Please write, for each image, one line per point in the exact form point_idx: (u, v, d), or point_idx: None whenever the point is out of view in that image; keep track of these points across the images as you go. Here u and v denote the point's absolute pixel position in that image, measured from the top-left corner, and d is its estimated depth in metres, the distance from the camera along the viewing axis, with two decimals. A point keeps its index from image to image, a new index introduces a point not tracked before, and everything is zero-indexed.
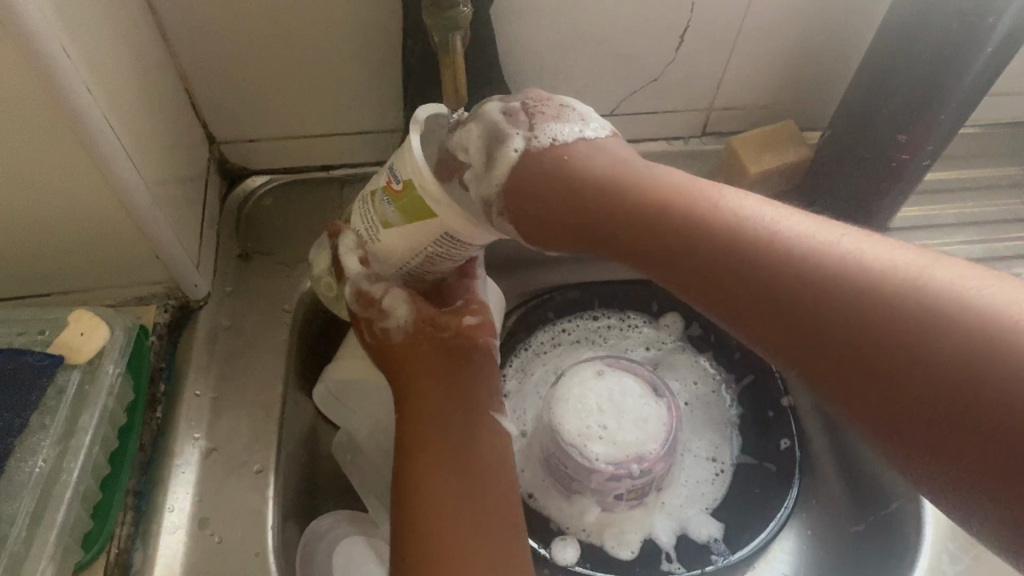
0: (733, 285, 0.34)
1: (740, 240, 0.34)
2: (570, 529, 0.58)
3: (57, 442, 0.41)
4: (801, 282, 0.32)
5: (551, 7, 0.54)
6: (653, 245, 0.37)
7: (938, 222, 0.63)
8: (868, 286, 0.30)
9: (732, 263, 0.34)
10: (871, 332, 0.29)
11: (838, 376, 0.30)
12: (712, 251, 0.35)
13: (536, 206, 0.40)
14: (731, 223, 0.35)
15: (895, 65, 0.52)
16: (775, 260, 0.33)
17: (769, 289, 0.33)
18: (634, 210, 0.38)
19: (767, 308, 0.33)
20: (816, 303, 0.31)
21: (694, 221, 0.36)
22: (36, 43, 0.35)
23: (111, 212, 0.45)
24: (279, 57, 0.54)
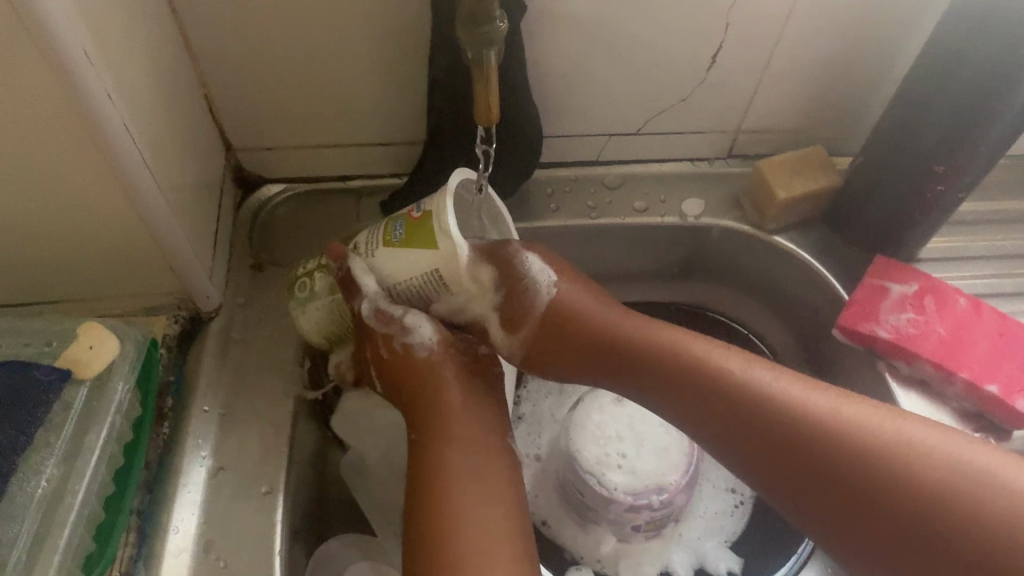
0: (777, 445, 0.42)
1: (778, 409, 0.42)
2: (585, 559, 0.56)
3: (62, 462, 0.40)
4: (810, 434, 0.41)
5: (582, 22, 0.53)
6: (731, 417, 0.44)
7: (968, 254, 0.62)
8: (861, 433, 0.40)
9: (779, 432, 0.42)
10: (871, 470, 0.39)
11: (805, 482, 0.41)
12: (732, 405, 0.44)
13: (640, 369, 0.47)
14: (736, 387, 0.44)
15: (933, 97, 0.51)
16: (809, 428, 0.41)
17: (781, 438, 0.42)
18: (690, 365, 0.45)
19: (809, 473, 0.41)
20: (815, 455, 0.41)
21: (746, 392, 0.43)
22: (56, 46, 0.34)
23: (126, 220, 0.44)
24: (302, 66, 0.52)
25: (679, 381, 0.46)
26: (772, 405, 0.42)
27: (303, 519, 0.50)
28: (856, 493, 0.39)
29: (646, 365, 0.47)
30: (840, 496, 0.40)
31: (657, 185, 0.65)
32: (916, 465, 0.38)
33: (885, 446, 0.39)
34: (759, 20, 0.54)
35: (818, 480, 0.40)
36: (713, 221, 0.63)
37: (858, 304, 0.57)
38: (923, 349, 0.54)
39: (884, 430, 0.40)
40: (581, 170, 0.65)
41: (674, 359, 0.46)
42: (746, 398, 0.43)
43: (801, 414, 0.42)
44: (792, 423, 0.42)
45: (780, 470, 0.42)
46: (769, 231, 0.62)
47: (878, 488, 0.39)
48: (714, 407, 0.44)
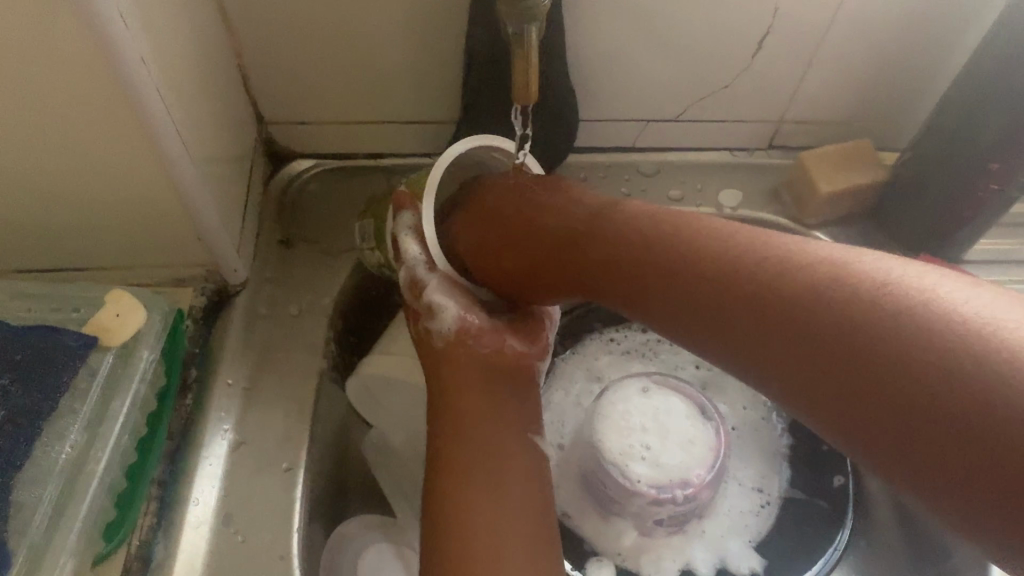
0: (762, 297, 0.32)
1: (697, 246, 0.36)
2: (606, 552, 0.55)
3: (86, 428, 0.40)
4: (742, 270, 0.33)
5: (627, 2, 0.51)
6: (694, 286, 0.35)
7: (1017, 257, 0.59)
8: (868, 289, 0.29)
9: (739, 274, 0.33)
10: (811, 336, 0.29)
11: (782, 324, 0.31)
12: (706, 279, 0.35)
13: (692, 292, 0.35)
14: (754, 244, 0.34)
15: (995, 89, 0.48)
16: (726, 258, 0.34)
17: (690, 280, 0.35)
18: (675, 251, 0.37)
19: (795, 357, 0.30)
20: (776, 296, 0.31)
21: (741, 248, 0.34)
22: (96, 12, 0.33)
23: (158, 190, 0.43)
24: (338, 40, 0.51)
25: (682, 286, 0.36)
26: (703, 242, 0.36)
27: (322, 498, 0.50)
28: (844, 348, 0.28)
29: (605, 253, 0.40)
30: (805, 361, 0.29)
31: (693, 173, 0.63)
32: (887, 319, 0.28)
33: (857, 283, 0.29)
34: (811, 3, 0.51)
35: (815, 349, 0.29)
36: (750, 212, 0.61)
37: None
38: None
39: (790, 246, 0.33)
40: (616, 155, 0.63)
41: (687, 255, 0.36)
42: (743, 270, 0.33)
43: (756, 265, 0.33)
44: (746, 270, 0.33)
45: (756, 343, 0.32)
46: (807, 225, 0.60)
47: (820, 329, 0.29)
48: (658, 287, 0.37)
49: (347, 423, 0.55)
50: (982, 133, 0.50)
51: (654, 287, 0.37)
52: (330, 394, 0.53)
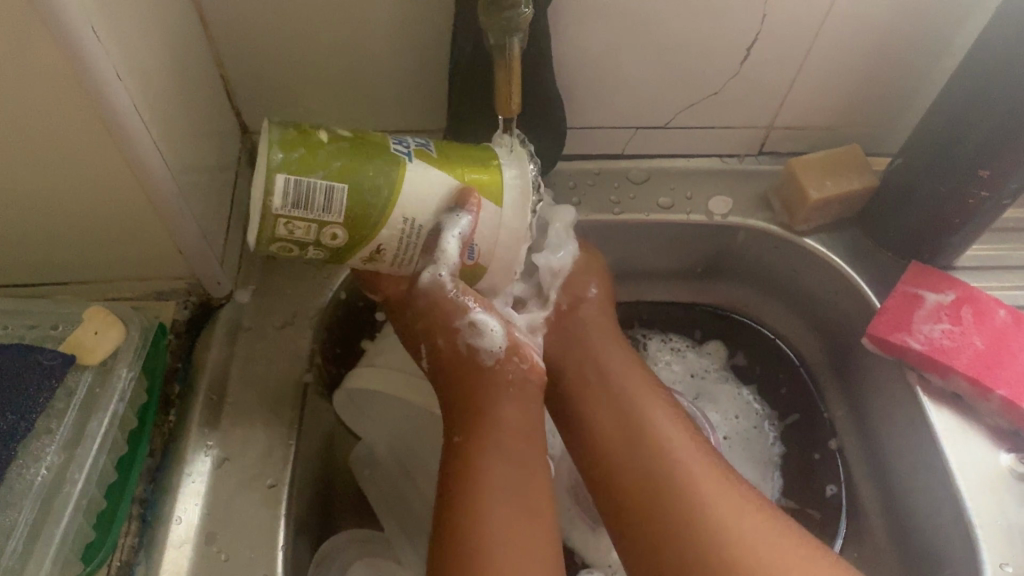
0: (686, 495, 0.46)
1: (667, 452, 0.48)
2: (596, 564, 0.55)
3: (63, 448, 0.39)
4: (687, 483, 0.46)
5: (611, 9, 0.50)
6: (645, 490, 0.47)
7: (1008, 262, 0.59)
8: (765, 562, 0.43)
9: (680, 505, 0.45)
10: (704, 561, 0.43)
11: (690, 559, 0.43)
12: (651, 485, 0.47)
13: (659, 521, 0.45)
14: (699, 510, 0.45)
15: (984, 95, 0.47)
16: (671, 475, 0.47)
17: (640, 486, 0.47)
18: (668, 476, 0.47)
19: (679, 549, 0.44)
20: (695, 516, 0.45)
21: (685, 493, 0.46)
22: (65, 25, 0.33)
23: (135, 204, 0.43)
24: (320, 50, 0.51)
25: (641, 497, 0.47)
26: (670, 458, 0.47)
27: (308, 513, 0.49)
28: (728, 565, 0.43)
29: (635, 487, 0.47)
30: (681, 562, 0.44)
31: (683, 180, 0.63)
32: (756, 574, 0.42)
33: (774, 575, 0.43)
34: (797, 10, 0.51)
35: (691, 563, 0.43)
36: (740, 219, 0.61)
37: (890, 313, 0.54)
38: (959, 363, 0.51)
39: (740, 529, 0.44)
40: (606, 163, 0.62)
41: (672, 487, 0.46)
42: (693, 491, 0.46)
43: (692, 494, 0.46)
44: (686, 502, 0.45)
45: (644, 518, 0.46)
46: (798, 232, 0.60)
47: (719, 562, 0.43)
48: (620, 483, 0.48)
49: (334, 435, 0.55)
50: (971, 140, 0.49)
51: (617, 490, 0.48)
52: (316, 407, 0.52)
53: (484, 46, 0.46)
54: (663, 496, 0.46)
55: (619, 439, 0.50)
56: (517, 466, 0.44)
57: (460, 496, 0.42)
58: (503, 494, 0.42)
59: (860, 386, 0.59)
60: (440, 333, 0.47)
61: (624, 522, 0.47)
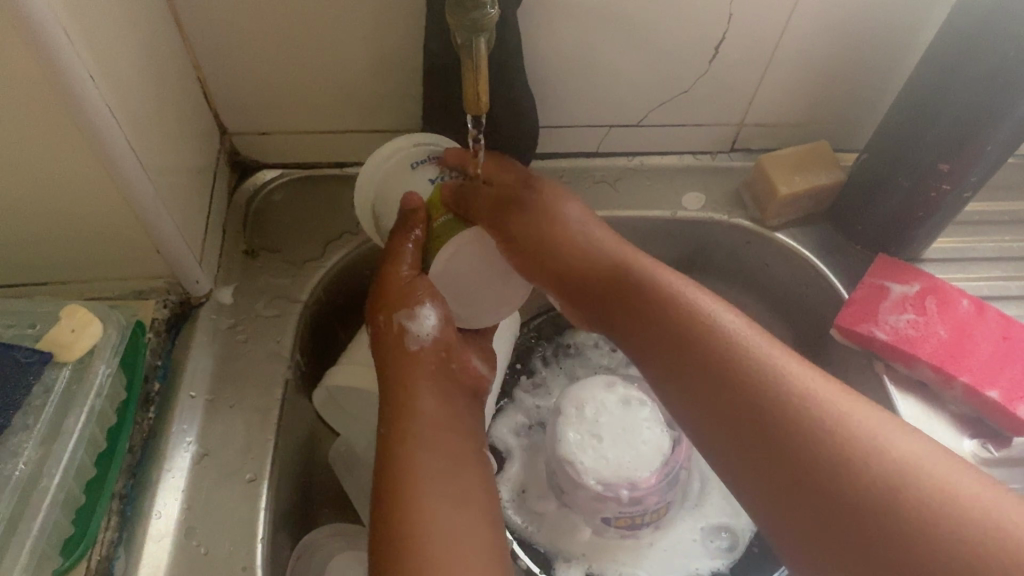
0: (689, 349, 0.41)
1: (708, 322, 0.41)
2: (567, 553, 0.55)
3: (40, 444, 0.40)
4: (711, 347, 0.40)
5: (581, 11, 0.52)
6: (655, 322, 0.43)
7: (974, 255, 0.60)
8: (815, 393, 0.37)
9: (686, 348, 0.41)
10: (749, 404, 0.38)
11: (728, 401, 0.38)
12: (663, 342, 0.42)
13: (699, 372, 0.40)
14: (724, 351, 0.40)
15: (941, 90, 0.49)
16: (711, 334, 0.41)
17: (673, 353, 0.42)
18: (691, 315, 0.42)
19: (716, 404, 0.39)
20: (732, 372, 0.39)
21: (727, 346, 0.40)
22: (38, 28, 0.34)
23: (112, 204, 0.43)
24: (295, 52, 0.52)
25: (647, 320, 0.44)
26: (709, 323, 0.41)
27: (288, 508, 0.50)
28: (777, 452, 0.36)
29: (598, 293, 0.47)
30: (733, 425, 0.38)
31: (656, 177, 0.64)
32: (824, 421, 0.36)
33: (819, 408, 0.36)
34: (762, 8, 0.52)
35: (773, 442, 0.36)
36: (711, 214, 0.62)
37: (856, 304, 0.55)
38: (923, 352, 0.52)
39: (782, 361, 0.39)
40: (580, 161, 0.64)
41: (714, 347, 0.40)
42: (711, 366, 0.40)
43: (741, 347, 0.40)
44: (722, 350, 0.40)
45: (710, 396, 0.39)
46: (769, 227, 0.61)
47: (757, 403, 0.38)
48: (642, 328, 0.44)
49: (314, 433, 0.55)
50: (932, 134, 0.51)
51: (638, 317, 0.44)
52: (295, 405, 0.53)
53: (455, 47, 0.47)
54: (682, 322, 0.42)
55: (610, 296, 0.46)
56: (446, 455, 0.42)
57: (395, 484, 0.40)
58: (446, 480, 0.41)
59: None
60: (392, 307, 0.47)
61: (678, 379, 0.41)
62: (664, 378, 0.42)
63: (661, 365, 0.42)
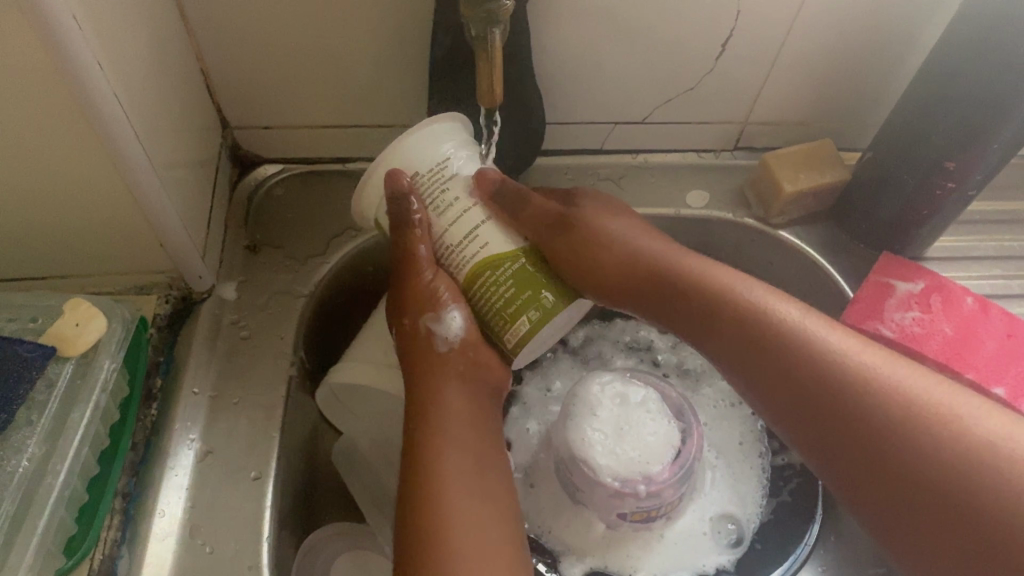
0: (770, 350, 0.42)
1: (779, 322, 0.42)
2: (583, 552, 0.55)
3: (44, 440, 0.39)
4: (792, 351, 0.41)
5: (590, 7, 0.51)
6: (720, 323, 0.44)
7: (977, 253, 0.61)
8: (909, 399, 0.37)
9: (802, 373, 0.40)
10: (855, 412, 0.38)
11: (832, 416, 0.39)
12: (750, 344, 0.43)
13: (791, 378, 0.41)
14: (799, 351, 0.41)
15: (949, 90, 0.49)
16: (780, 323, 0.42)
17: (759, 354, 0.42)
18: (771, 319, 0.42)
19: (813, 407, 0.40)
20: (819, 375, 0.40)
21: (809, 347, 0.41)
22: (47, 17, 0.33)
23: (117, 197, 0.43)
24: (302, 45, 0.51)
25: (721, 324, 0.44)
26: (776, 319, 0.42)
27: (292, 507, 0.49)
28: (883, 464, 0.37)
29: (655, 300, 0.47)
30: (838, 435, 0.38)
31: (661, 175, 0.64)
32: (921, 414, 0.37)
33: (919, 406, 0.37)
34: (771, 5, 0.52)
35: (873, 449, 0.37)
36: (716, 212, 0.62)
37: (862, 302, 0.55)
38: (929, 349, 0.52)
39: (866, 360, 0.39)
40: (585, 158, 0.63)
41: (796, 347, 0.41)
42: (800, 364, 0.40)
43: (822, 349, 0.40)
44: (807, 357, 0.40)
45: (807, 407, 0.40)
46: (774, 225, 0.61)
47: (858, 410, 0.38)
48: (719, 331, 0.44)
49: (318, 430, 0.55)
50: (941, 131, 0.51)
51: (707, 328, 0.45)
52: (299, 402, 0.52)
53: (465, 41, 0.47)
54: (761, 325, 0.43)
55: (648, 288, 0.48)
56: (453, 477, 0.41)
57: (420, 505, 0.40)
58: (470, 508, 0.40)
59: None
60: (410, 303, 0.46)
61: (766, 383, 0.42)
62: (748, 379, 0.43)
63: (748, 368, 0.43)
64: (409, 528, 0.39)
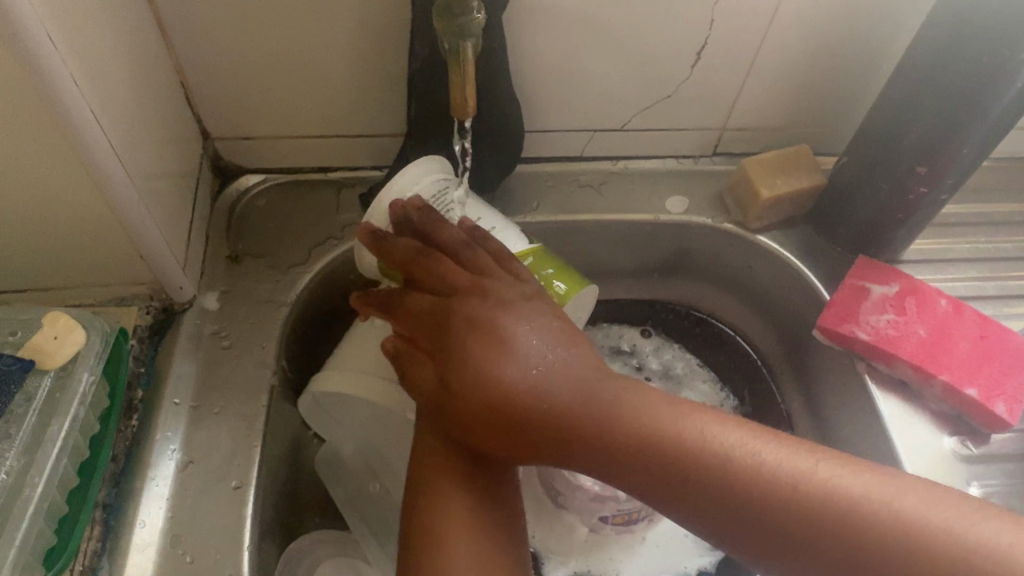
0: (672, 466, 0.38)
1: (669, 430, 0.38)
2: (565, 556, 0.55)
3: (22, 453, 0.39)
4: (688, 465, 0.37)
5: (566, 17, 0.52)
6: (612, 428, 0.39)
7: (952, 255, 0.61)
8: (821, 498, 0.35)
9: (712, 487, 0.37)
10: (776, 523, 0.35)
11: (755, 527, 0.36)
12: (647, 453, 0.38)
13: (701, 493, 0.37)
14: (691, 459, 0.37)
15: (919, 97, 0.50)
16: (664, 432, 0.38)
17: (655, 467, 0.38)
18: (652, 430, 0.38)
19: (730, 515, 0.36)
20: (720, 492, 0.37)
21: (703, 454, 0.37)
22: (22, 35, 0.33)
23: (95, 210, 0.43)
24: (280, 57, 0.52)
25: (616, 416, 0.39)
26: (664, 428, 0.38)
27: (275, 515, 0.50)
28: (831, 558, 0.34)
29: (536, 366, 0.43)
30: (772, 542, 0.36)
31: (640, 181, 0.64)
32: (839, 509, 0.35)
33: (835, 502, 0.35)
34: (743, 15, 0.53)
35: (812, 546, 0.35)
36: (695, 217, 0.62)
37: (837, 305, 0.56)
38: (903, 351, 0.53)
39: (765, 460, 0.37)
40: (565, 165, 0.64)
41: (689, 458, 0.37)
42: (701, 479, 0.37)
43: (712, 450, 0.37)
44: (695, 472, 0.37)
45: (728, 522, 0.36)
46: (752, 230, 0.62)
47: (774, 518, 0.36)
48: (612, 428, 0.39)
49: (301, 438, 0.55)
50: (912, 136, 0.51)
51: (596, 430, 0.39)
52: (281, 411, 0.53)
53: (441, 52, 0.47)
54: (642, 431, 0.39)
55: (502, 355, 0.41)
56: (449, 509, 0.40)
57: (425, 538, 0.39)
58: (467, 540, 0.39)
59: (812, 376, 0.61)
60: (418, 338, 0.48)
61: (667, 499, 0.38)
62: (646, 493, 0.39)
63: (651, 490, 0.38)
64: (413, 539, 0.39)
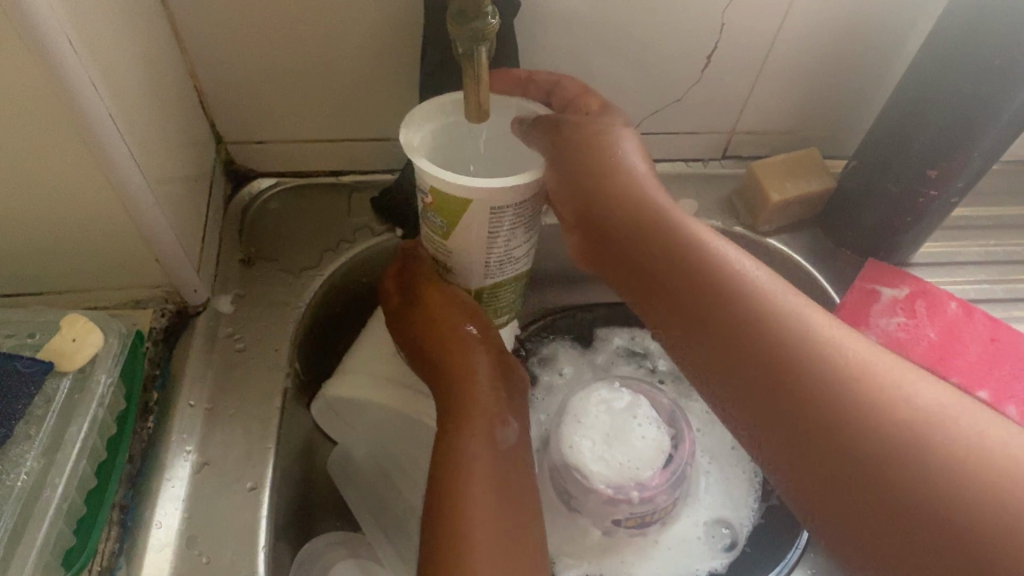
0: (729, 325, 0.40)
1: (738, 293, 0.40)
2: (578, 558, 0.55)
3: (42, 453, 0.40)
4: (752, 328, 0.39)
5: (578, 22, 0.52)
6: (692, 303, 0.41)
7: (962, 259, 0.62)
8: (877, 391, 0.36)
9: (757, 348, 0.39)
10: (817, 392, 0.37)
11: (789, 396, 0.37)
12: (706, 315, 0.41)
13: (745, 355, 0.39)
14: (758, 321, 0.39)
15: (928, 99, 0.50)
16: (736, 296, 0.40)
17: (718, 328, 0.40)
18: (731, 296, 0.41)
19: (763, 379, 0.38)
20: (778, 354, 0.38)
21: (766, 319, 0.39)
22: (43, 43, 0.34)
23: (112, 213, 0.43)
24: (293, 62, 0.52)
25: (691, 299, 0.42)
26: (737, 293, 0.40)
27: (288, 517, 0.50)
28: (842, 450, 0.35)
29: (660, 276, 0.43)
30: (795, 420, 0.37)
31: None
32: (892, 410, 0.35)
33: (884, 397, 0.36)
34: (754, 18, 0.53)
35: (833, 432, 0.36)
36: (705, 220, 0.63)
37: (848, 308, 0.56)
38: (915, 354, 0.53)
39: (847, 352, 0.38)
40: None
41: (750, 321, 0.40)
42: (759, 336, 0.39)
43: (781, 319, 0.39)
44: (767, 330, 0.39)
45: (762, 390, 0.38)
46: (761, 233, 0.62)
47: (811, 385, 0.37)
48: (691, 308, 0.42)
49: (313, 440, 0.55)
50: (922, 138, 0.51)
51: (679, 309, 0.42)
52: (293, 413, 0.53)
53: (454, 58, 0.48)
54: (721, 294, 0.41)
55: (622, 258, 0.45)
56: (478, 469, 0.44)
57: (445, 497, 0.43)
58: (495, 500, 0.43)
59: None
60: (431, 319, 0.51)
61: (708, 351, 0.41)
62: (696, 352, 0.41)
63: (704, 350, 0.41)
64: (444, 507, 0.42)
